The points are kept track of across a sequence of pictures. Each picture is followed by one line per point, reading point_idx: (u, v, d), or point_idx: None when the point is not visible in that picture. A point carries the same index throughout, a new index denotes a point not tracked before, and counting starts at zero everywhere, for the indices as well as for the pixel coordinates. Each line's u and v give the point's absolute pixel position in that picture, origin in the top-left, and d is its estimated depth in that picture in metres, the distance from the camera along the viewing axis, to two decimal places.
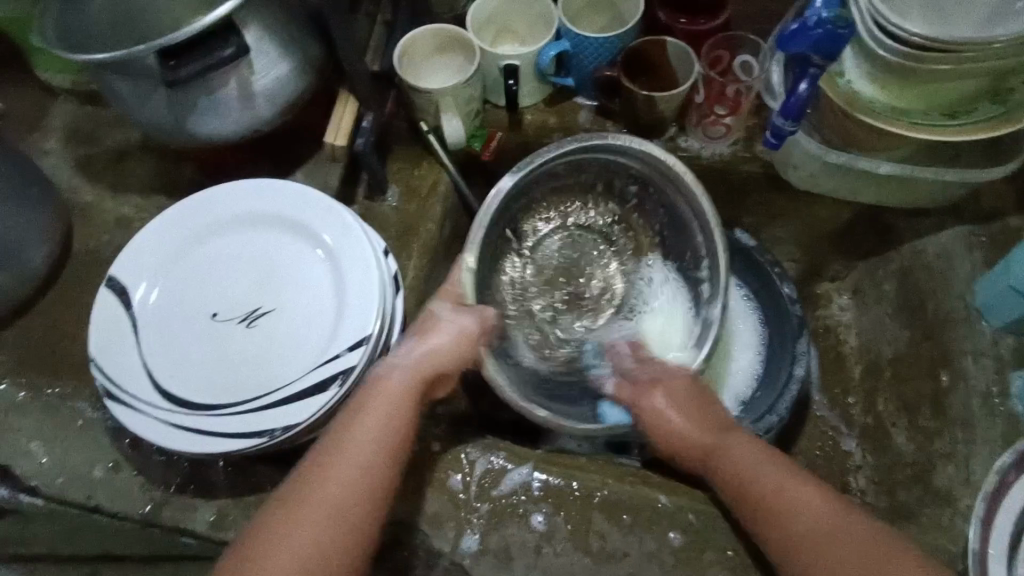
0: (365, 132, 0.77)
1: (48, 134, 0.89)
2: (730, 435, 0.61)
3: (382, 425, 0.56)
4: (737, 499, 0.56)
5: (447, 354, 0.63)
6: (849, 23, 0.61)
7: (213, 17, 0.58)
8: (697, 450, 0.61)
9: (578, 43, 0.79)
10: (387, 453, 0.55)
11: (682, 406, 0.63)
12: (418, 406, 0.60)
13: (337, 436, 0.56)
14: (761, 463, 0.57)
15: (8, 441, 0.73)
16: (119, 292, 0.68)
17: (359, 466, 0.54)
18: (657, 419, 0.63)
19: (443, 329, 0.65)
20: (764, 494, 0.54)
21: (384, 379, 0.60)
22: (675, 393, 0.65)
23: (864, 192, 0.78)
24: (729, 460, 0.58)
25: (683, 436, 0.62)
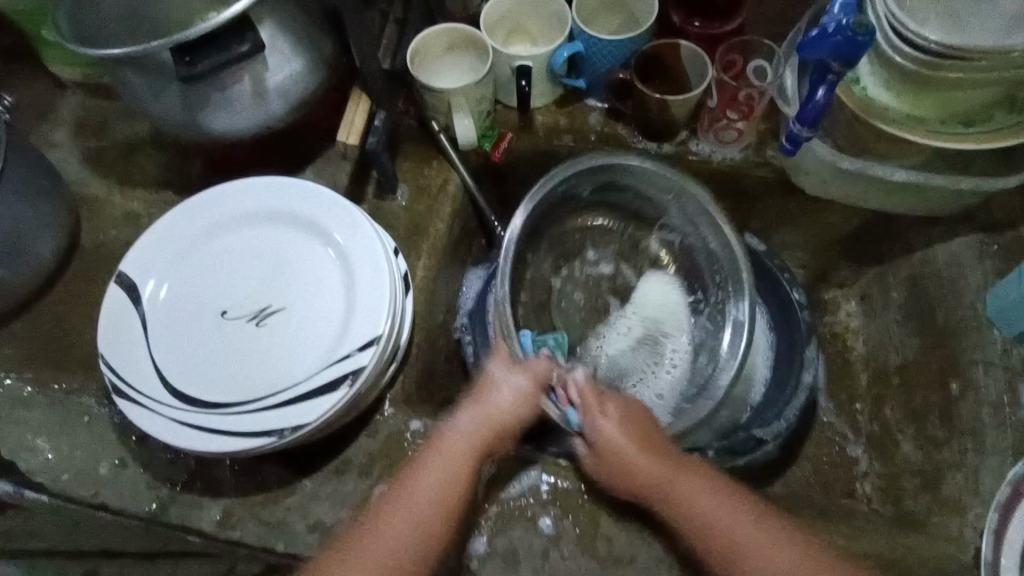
0: (377, 132, 0.75)
1: (56, 128, 0.89)
2: (676, 466, 0.61)
3: (437, 479, 0.59)
4: (699, 540, 0.58)
5: (511, 416, 0.64)
6: (870, 30, 0.60)
7: (227, 14, 0.58)
8: (647, 483, 0.60)
9: (592, 45, 0.79)
10: (443, 503, 0.59)
11: (630, 430, 0.63)
12: (479, 462, 0.61)
13: (392, 496, 0.59)
14: (715, 501, 0.59)
15: (14, 435, 0.72)
16: (129, 288, 0.68)
17: (412, 520, 0.57)
18: (606, 442, 0.62)
19: (505, 394, 0.65)
20: (723, 535, 0.57)
21: (447, 433, 0.62)
22: (626, 424, 0.63)
23: (875, 199, 0.78)
24: (683, 499, 0.59)
25: (634, 471, 0.60)
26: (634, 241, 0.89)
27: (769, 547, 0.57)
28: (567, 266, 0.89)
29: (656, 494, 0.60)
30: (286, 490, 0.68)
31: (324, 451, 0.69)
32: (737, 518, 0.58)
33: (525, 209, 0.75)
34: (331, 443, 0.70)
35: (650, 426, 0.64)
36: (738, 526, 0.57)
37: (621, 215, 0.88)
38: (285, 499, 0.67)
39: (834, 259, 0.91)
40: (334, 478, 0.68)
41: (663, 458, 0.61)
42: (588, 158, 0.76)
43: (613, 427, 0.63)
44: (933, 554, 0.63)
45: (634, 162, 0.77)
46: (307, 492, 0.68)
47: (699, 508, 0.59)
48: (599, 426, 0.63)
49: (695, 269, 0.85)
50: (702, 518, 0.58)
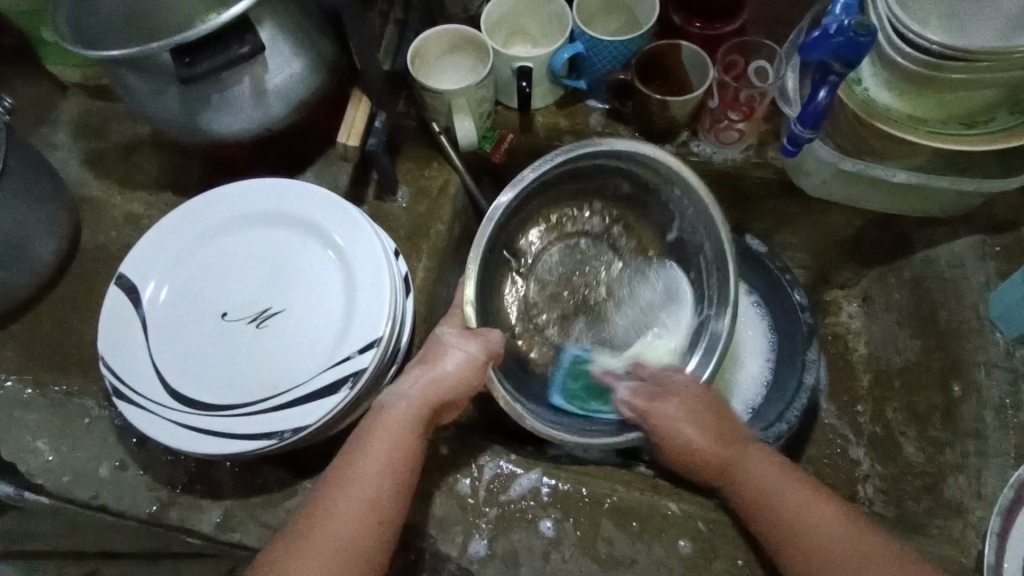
0: (377, 133, 0.76)
1: (57, 129, 0.89)
2: (743, 446, 0.63)
3: (388, 455, 0.58)
4: (752, 517, 0.58)
5: (454, 382, 0.63)
6: (872, 31, 0.59)
7: (228, 16, 0.58)
8: (717, 464, 0.61)
9: (593, 45, 0.78)
10: (392, 477, 0.57)
11: (698, 410, 0.64)
12: (417, 438, 0.60)
13: (341, 467, 0.58)
14: (780, 479, 0.59)
15: (14, 437, 0.72)
16: (129, 290, 0.68)
17: (366, 494, 0.56)
18: (668, 424, 0.63)
19: (450, 356, 0.64)
20: (783, 512, 0.57)
21: (385, 406, 0.61)
22: (686, 403, 0.64)
23: (877, 199, 0.78)
24: (746, 478, 0.60)
25: (694, 452, 0.62)
26: (605, 229, 0.84)
27: (821, 515, 0.56)
28: (545, 275, 0.83)
29: (726, 475, 0.61)
30: (286, 493, 0.68)
31: (324, 453, 0.69)
32: (803, 494, 0.58)
33: (488, 224, 0.71)
34: (331, 445, 0.69)
35: (722, 407, 0.65)
36: (802, 501, 0.57)
37: (610, 201, 0.83)
38: (285, 502, 0.67)
39: (836, 260, 0.90)
40: None
41: (731, 437, 0.63)
42: (558, 154, 0.72)
43: (668, 405, 0.64)
44: (937, 556, 0.62)
45: (631, 162, 0.75)
46: (307, 495, 0.68)
47: (766, 485, 0.59)
48: (653, 406, 0.65)
49: (685, 247, 0.80)
50: (754, 494, 0.59)
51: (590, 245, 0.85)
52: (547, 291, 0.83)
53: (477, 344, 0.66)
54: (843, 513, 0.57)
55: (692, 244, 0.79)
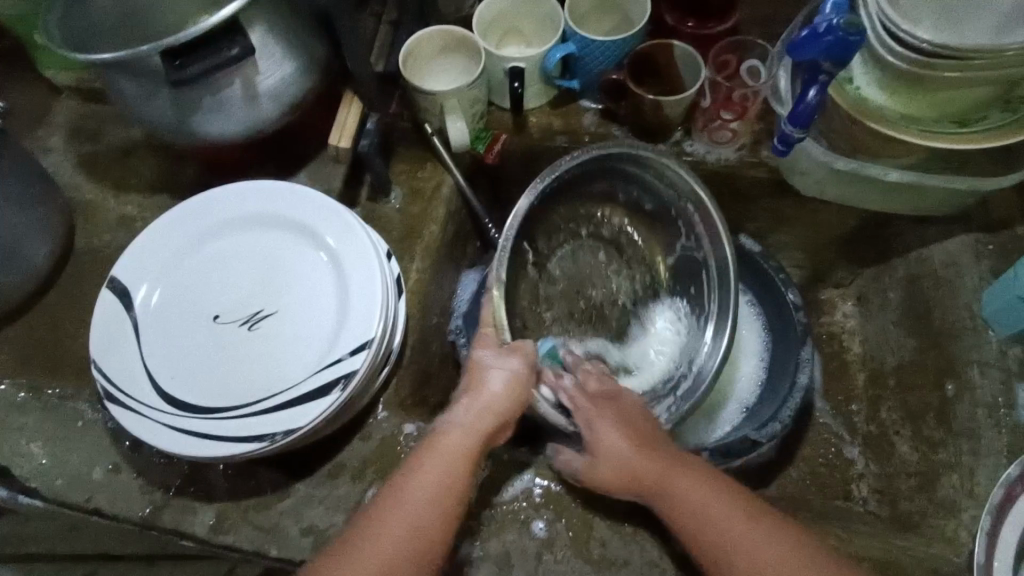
0: (368, 135, 0.76)
1: (51, 133, 0.89)
2: (671, 460, 0.61)
3: (437, 483, 0.57)
4: (688, 534, 0.57)
5: (502, 403, 0.62)
6: (862, 29, 0.59)
7: (217, 17, 0.58)
8: (645, 484, 0.60)
9: (585, 45, 0.78)
10: (438, 501, 0.56)
11: (629, 430, 0.62)
12: (475, 464, 0.59)
13: (396, 488, 0.57)
14: (711, 496, 0.58)
15: (8, 440, 0.72)
16: (121, 293, 0.68)
17: (410, 522, 0.55)
18: (604, 446, 0.62)
19: (500, 377, 0.63)
20: (711, 530, 0.57)
21: (442, 431, 0.60)
22: (620, 423, 0.63)
23: (870, 199, 0.78)
24: (677, 495, 0.59)
25: (630, 470, 0.60)
26: (611, 234, 0.85)
27: (752, 531, 0.56)
28: (553, 276, 0.83)
29: (654, 494, 0.59)
30: (279, 495, 0.68)
31: (318, 455, 0.69)
32: (735, 514, 0.57)
33: (517, 215, 0.72)
34: (325, 448, 0.69)
35: (647, 425, 0.64)
36: (729, 523, 0.56)
37: (626, 211, 0.84)
38: (277, 504, 0.67)
39: (831, 260, 0.90)
40: (327, 482, 0.68)
41: (665, 454, 0.61)
42: (580, 155, 0.74)
43: (608, 427, 0.63)
44: (930, 556, 0.62)
45: (637, 166, 0.78)
46: (300, 497, 0.68)
47: (695, 506, 0.58)
48: (592, 423, 0.63)
49: (688, 260, 0.81)
50: (677, 509, 0.58)
51: (595, 250, 0.85)
52: (555, 294, 0.83)
53: (520, 360, 0.64)
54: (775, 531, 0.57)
55: (697, 261, 0.80)
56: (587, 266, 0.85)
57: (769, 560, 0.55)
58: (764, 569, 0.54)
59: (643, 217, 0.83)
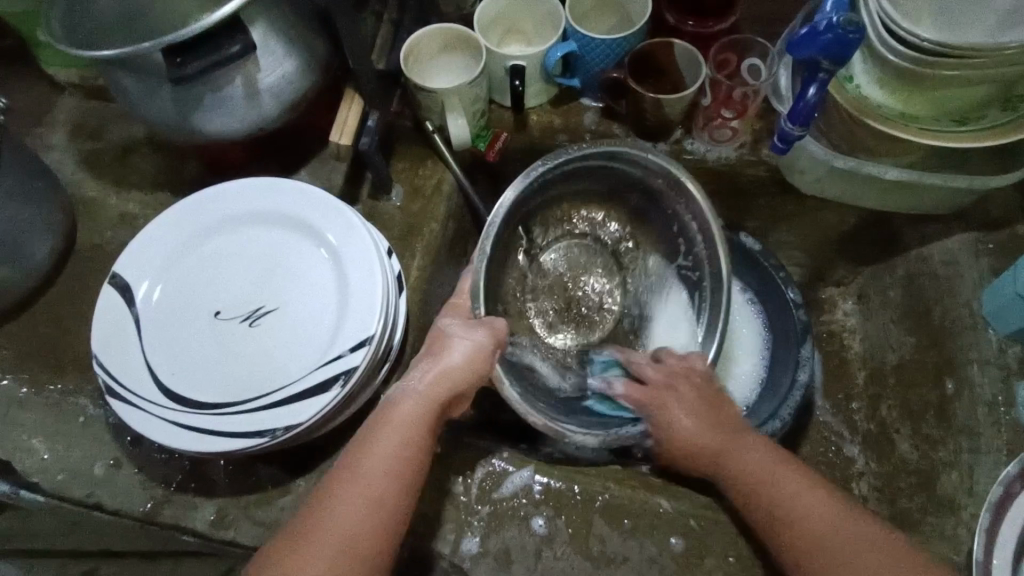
0: (369, 132, 0.75)
1: (53, 130, 0.89)
2: (737, 436, 0.62)
3: (396, 452, 0.56)
4: (750, 505, 0.58)
5: (463, 370, 0.61)
6: (861, 27, 0.59)
7: (218, 16, 0.58)
8: (709, 457, 0.61)
9: (585, 44, 0.78)
10: (397, 475, 0.55)
11: (698, 408, 0.63)
12: (430, 432, 0.58)
13: (353, 462, 0.56)
14: (774, 467, 0.59)
15: (9, 435, 0.73)
16: (123, 289, 0.68)
17: (370, 493, 0.54)
18: (669, 424, 0.63)
19: (459, 349, 0.62)
20: (783, 500, 0.57)
21: (396, 401, 0.59)
22: (690, 401, 0.64)
23: (870, 197, 0.78)
24: (741, 469, 0.59)
25: (691, 443, 0.62)
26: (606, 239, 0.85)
27: (820, 502, 0.56)
28: (549, 268, 0.85)
29: (718, 466, 0.60)
30: (279, 491, 0.68)
31: (318, 451, 0.69)
32: (805, 486, 0.58)
33: (500, 207, 0.71)
34: (325, 445, 0.70)
35: (726, 407, 0.65)
36: (795, 493, 0.57)
37: (626, 215, 0.83)
38: (278, 500, 0.68)
39: (830, 258, 0.90)
40: (327, 478, 0.68)
41: (733, 430, 0.62)
42: (573, 150, 0.73)
43: (680, 410, 0.63)
44: (929, 554, 0.62)
45: (628, 170, 0.76)
46: (300, 493, 0.68)
47: (761, 476, 0.59)
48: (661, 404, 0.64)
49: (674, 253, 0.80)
50: (762, 482, 0.58)
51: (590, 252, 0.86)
52: (553, 288, 0.86)
53: (487, 332, 0.64)
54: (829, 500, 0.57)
55: (692, 280, 0.80)
56: (581, 262, 0.86)
57: (839, 531, 0.55)
58: (837, 539, 0.54)
59: (638, 222, 0.83)
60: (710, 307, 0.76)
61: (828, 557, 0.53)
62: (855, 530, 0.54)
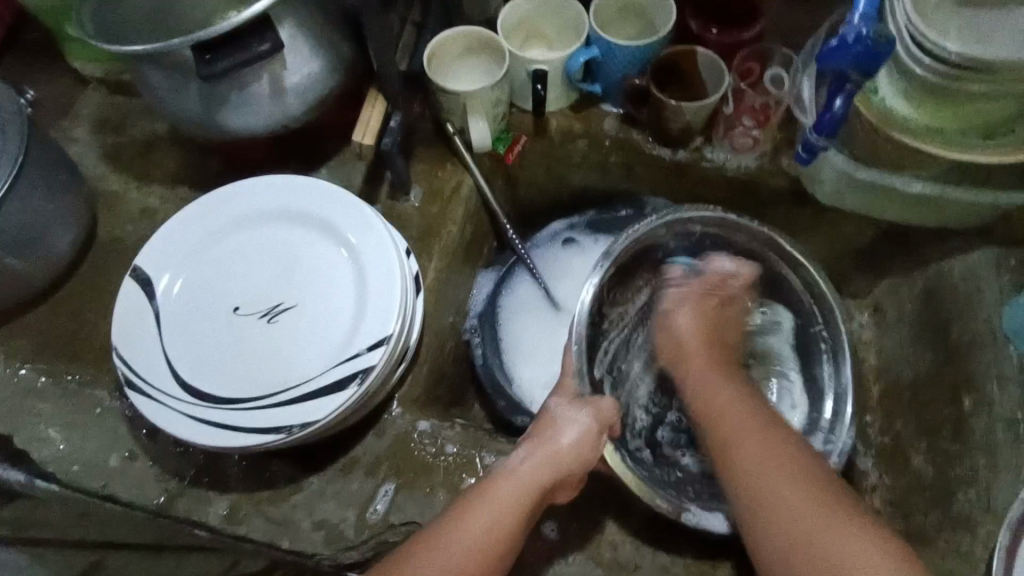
0: (392, 133, 0.75)
1: (76, 123, 0.90)
2: (721, 377, 0.68)
3: (488, 526, 0.57)
4: (699, 411, 0.66)
5: (570, 459, 0.62)
6: (891, 40, 0.58)
7: (250, 13, 0.59)
8: (687, 355, 0.72)
9: (609, 51, 0.78)
10: (485, 552, 0.56)
11: (699, 322, 0.74)
12: (530, 511, 0.59)
13: (447, 521, 0.57)
14: (726, 396, 0.65)
15: (26, 424, 0.73)
16: (143, 281, 0.69)
17: (459, 561, 0.55)
18: (671, 327, 0.75)
19: (565, 427, 0.64)
20: (727, 424, 0.63)
21: (504, 472, 0.61)
22: (699, 313, 0.75)
23: (892, 211, 0.78)
24: (690, 384, 0.69)
25: (685, 345, 0.73)
26: None
27: (776, 453, 0.59)
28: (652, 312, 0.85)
29: (687, 368, 0.71)
30: (292, 487, 0.68)
31: (331, 449, 0.69)
32: (764, 445, 0.59)
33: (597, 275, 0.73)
34: (338, 443, 0.70)
35: (722, 326, 0.76)
36: (746, 424, 0.62)
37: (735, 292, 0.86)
38: (291, 496, 0.68)
39: (849, 270, 0.90)
40: (340, 476, 0.68)
41: (713, 358, 0.71)
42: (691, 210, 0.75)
43: (688, 319, 0.74)
44: None
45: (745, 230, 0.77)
46: (313, 490, 0.68)
47: (724, 410, 0.64)
48: (676, 308, 0.76)
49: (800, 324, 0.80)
50: (721, 418, 0.63)
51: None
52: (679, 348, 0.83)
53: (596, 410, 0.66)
54: (785, 450, 0.59)
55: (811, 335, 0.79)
56: None
57: (754, 463, 0.58)
58: (758, 473, 0.57)
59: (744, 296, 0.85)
60: (832, 371, 0.76)
61: (754, 488, 0.57)
62: (803, 489, 0.55)
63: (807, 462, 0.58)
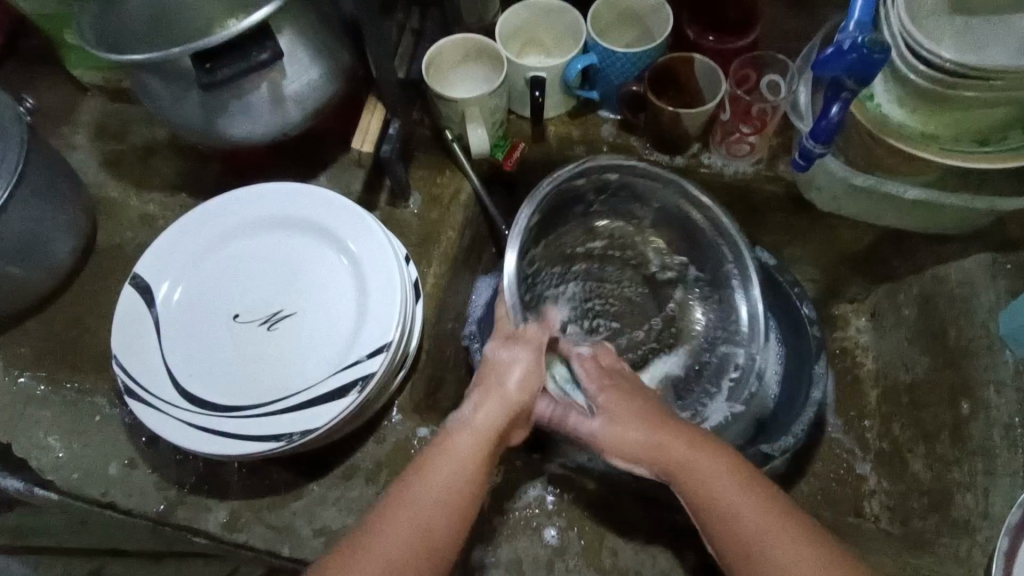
0: (391, 139, 0.75)
1: (76, 131, 0.90)
2: (697, 445, 0.55)
3: (449, 482, 0.54)
4: (702, 510, 0.52)
5: (520, 397, 0.60)
6: (887, 48, 0.59)
7: (248, 22, 0.59)
8: (660, 458, 0.55)
9: (607, 57, 0.79)
10: (451, 507, 0.53)
11: (631, 409, 0.59)
12: (489, 460, 0.57)
13: (399, 496, 0.53)
14: (737, 493, 0.51)
15: (26, 433, 0.73)
16: (142, 289, 0.69)
17: (417, 532, 0.51)
18: (614, 417, 0.59)
19: (503, 369, 0.63)
20: (737, 520, 0.50)
21: (454, 428, 0.58)
22: (636, 416, 0.58)
23: (888, 216, 0.78)
24: (705, 488, 0.52)
25: (633, 442, 0.57)
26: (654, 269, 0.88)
27: (799, 551, 0.48)
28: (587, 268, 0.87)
29: (672, 468, 0.54)
30: (293, 494, 0.68)
31: (332, 457, 0.69)
32: (786, 543, 0.48)
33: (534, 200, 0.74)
34: (338, 451, 0.70)
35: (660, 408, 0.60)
36: (743, 504, 0.51)
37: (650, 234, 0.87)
38: (291, 504, 0.68)
39: (845, 274, 0.90)
40: (340, 483, 0.68)
41: (691, 435, 0.56)
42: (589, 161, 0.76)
43: (633, 432, 0.57)
44: None
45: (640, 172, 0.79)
46: (314, 498, 0.68)
47: (721, 497, 0.51)
48: (605, 404, 0.61)
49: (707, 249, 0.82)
50: (744, 537, 0.49)
51: (635, 281, 0.88)
52: (608, 298, 0.87)
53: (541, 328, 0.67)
54: (799, 537, 0.49)
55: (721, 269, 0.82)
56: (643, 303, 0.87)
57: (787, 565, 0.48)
58: (785, 571, 0.47)
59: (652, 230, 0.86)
60: (741, 289, 0.80)
61: None
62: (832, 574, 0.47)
63: (826, 548, 0.48)
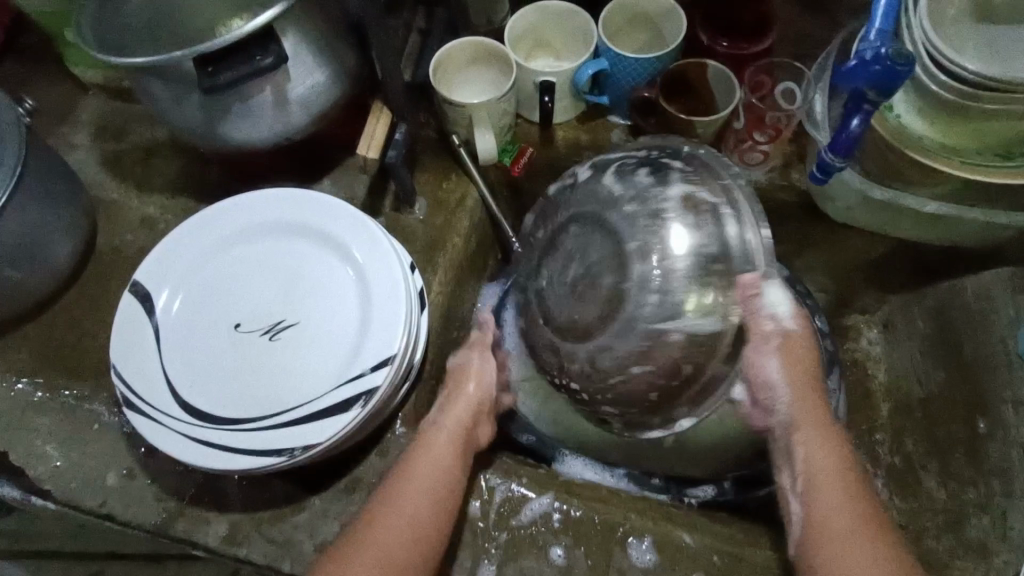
0: (397, 145, 0.73)
1: (76, 130, 0.89)
2: (829, 433, 0.59)
3: (432, 476, 0.61)
4: (804, 467, 0.58)
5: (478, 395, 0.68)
6: (910, 60, 0.57)
7: (252, 25, 0.57)
8: (809, 422, 0.60)
9: (617, 62, 0.77)
10: (435, 498, 0.60)
11: (795, 368, 0.60)
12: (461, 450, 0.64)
13: (394, 485, 0.60)
14: (841, 481, 0.57)
15: (24, 440, 0.72)
16: (143, 297, 0.67)
17: (409, 518, 0.58)
18: (767, 380, 0.59)
19: (470, 374, 0.69)
20: (834, 492, 0.56)
21: (429, 427, 0.65)
22: (795, 370, 0.60)
23: (905, 225, 0.76)
24: (817, 461, 0.58)
25: (813, 416, 0.60)
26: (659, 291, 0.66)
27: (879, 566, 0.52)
28: (594, 277, 0.56)
29: (816, 434, 0.59)
30: (293, 508, 0.67)
31: (335, 470, 0.68)
32: (866, 543, 0.53)
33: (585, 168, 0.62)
34: (341, 463, 0.68)
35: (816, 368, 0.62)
36: (840, 488, 0.56)
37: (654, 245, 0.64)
38: (292, 517, 0.66)
39: (858, 285, 0.88)
40: (342, 497, 0.67)
41: (831, 428, 0.60)
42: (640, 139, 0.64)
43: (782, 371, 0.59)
44: None
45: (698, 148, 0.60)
46: (315, 511, 0.66)
47: (824, 469, 0.57)
48: (767, 364, 0.59)
49: None
50: (830, 494, 0.56)
51: None
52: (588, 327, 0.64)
53: (470, 321, 0.72)
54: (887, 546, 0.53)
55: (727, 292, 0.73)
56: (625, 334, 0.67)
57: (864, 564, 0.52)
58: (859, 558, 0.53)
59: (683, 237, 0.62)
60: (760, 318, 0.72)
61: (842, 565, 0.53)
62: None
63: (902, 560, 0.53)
